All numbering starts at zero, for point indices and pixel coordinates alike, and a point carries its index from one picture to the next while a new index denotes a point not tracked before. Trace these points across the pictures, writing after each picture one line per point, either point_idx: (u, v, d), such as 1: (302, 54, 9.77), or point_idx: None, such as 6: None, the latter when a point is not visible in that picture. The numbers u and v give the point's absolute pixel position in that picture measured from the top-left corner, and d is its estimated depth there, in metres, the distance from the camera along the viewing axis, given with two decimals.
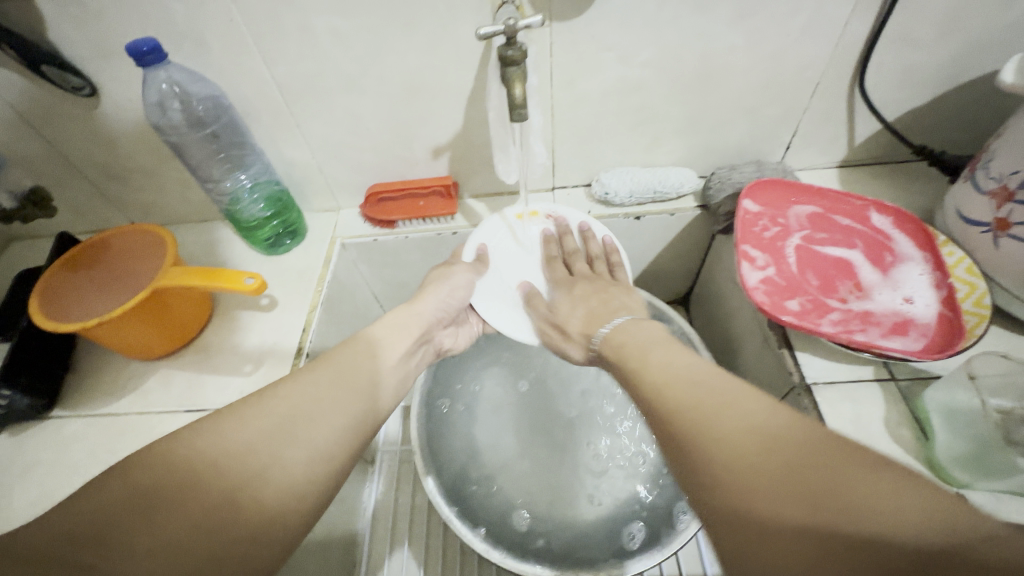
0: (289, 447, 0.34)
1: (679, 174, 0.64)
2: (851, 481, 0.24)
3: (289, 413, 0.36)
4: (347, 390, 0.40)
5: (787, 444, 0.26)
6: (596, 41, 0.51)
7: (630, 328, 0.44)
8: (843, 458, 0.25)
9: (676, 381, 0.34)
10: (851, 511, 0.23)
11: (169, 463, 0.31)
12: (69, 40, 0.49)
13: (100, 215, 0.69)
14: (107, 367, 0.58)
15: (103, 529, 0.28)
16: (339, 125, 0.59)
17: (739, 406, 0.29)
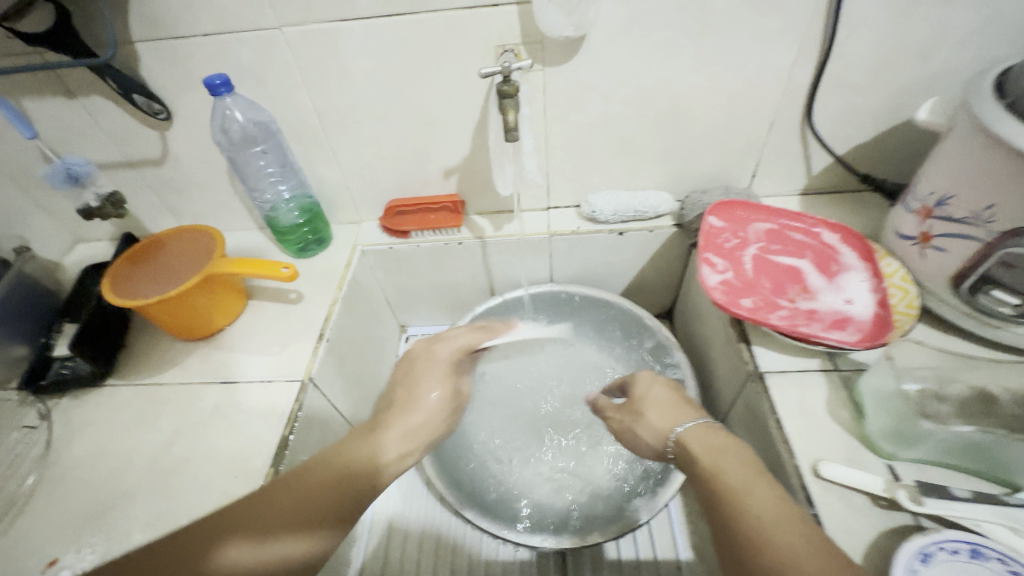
0: (282, 513, 0.39)
1: (657, 197, 0.73)
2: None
3: (290, 492, 0.40)
4: (351, 478, 0.43)
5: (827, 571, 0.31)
6: (581, 82, 0.62)
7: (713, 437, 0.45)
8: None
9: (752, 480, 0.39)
10: None
11: (179, 540, 0.35)
12: (156, 75, 0.61)
13: (156, 221, 0.80)
14: (155, 346, 0.67)
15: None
16: (366, 148, 0.70)
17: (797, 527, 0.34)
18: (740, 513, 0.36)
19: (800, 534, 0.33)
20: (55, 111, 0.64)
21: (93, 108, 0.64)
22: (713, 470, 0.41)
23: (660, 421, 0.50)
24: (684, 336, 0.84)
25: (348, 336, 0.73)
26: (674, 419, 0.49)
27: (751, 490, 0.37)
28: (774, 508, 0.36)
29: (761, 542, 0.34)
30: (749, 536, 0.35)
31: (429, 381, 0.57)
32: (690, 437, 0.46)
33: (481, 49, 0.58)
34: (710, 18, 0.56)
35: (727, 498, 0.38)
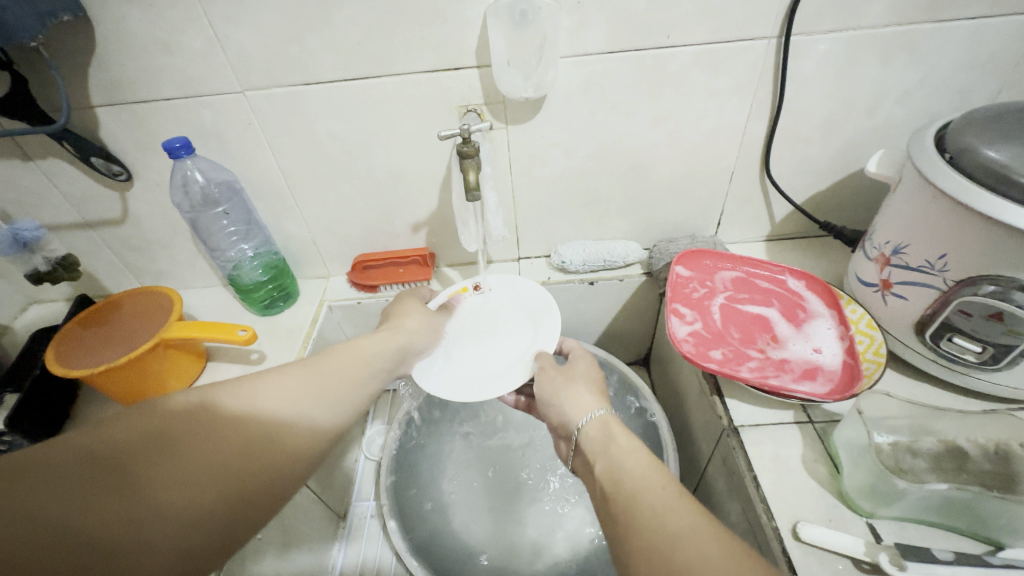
0: (291, 410, 0.39)
1: (625, 246, 0.74)
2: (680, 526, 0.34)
3: (290, 394, 0.40)
4: (338, 388, 0.44)
5: (661, 499, 0.37)
6: (544, 139, 0.63)
7: (608, 436, 0.45)
8: (691, 512, 0.35)
9: (620, 459, 0.42)
10: (665, 546, 0.33)
11: (189, 413, 0.35)
12: (116, 138, 0.60)
13: (116, 280, 0.78)
14: (104, 416, 0.64)
15: (122, 461, 0.31)
16: (333, 206, 0.70)
17: (651, 476, 0.39)
18: (638, 512, 0.37)
19: (689, 512, 0.35)
20: (9, 174, 0.62)
21: (51, 170, 0.63)
22: (609, 468, 0.42)
23: (572, 412, 0.50)
24: (661, 386, 0.83)
25: None
26: (583, 408, 0.49)
27: (646, 483, 0.38)
28: (671, 498, 0.36)
29: (666, 544, 0.33)
30: (644, 516, 0.36)
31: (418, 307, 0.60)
32: (593, 431, 0.46)
33: (444, 109, 0.60)
34: (663, 78, 0.58)
35: (620, 490, 0.39)
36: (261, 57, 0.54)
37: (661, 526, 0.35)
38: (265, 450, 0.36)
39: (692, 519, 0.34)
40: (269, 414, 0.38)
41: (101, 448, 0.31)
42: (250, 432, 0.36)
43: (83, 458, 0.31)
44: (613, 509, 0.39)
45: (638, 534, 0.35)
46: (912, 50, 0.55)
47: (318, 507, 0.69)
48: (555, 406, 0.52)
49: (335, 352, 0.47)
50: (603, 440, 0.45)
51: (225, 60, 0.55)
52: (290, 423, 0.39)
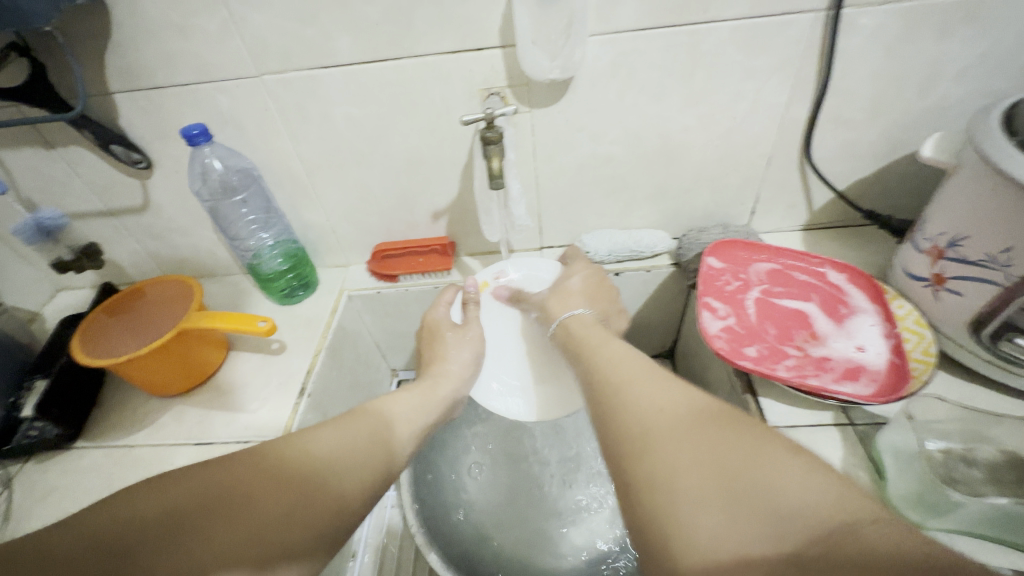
0: (317, 477, 0.36)
1: (652, 236, 0.71)
2: (627, 372, 0.39)
3: (319, 463, 0.36)
4: (372, 454, 0.40)
5: (617, 362, 0.41)
6: (570, 124, 0.60)
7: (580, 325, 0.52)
8: (645, 366, 0.39)
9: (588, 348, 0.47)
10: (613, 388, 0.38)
11: (205, 488, 0.32)
12: (135, 125, 0.60)
13: (139, 268, 0.78)
14: (129, 404, 0.64)
15: (131, 548, 0.29)
16: (351, 193, 0.68)
17: (616, 350, 0.44)
18: (595, 373, 0.41)
19: (639, 366, 0.40)
20: (33, 162, 0.62)
21: (72, 158, 0.62)
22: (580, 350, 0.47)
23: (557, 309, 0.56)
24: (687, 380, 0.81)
25: (333, 388, 0.69)
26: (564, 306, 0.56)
27: (607, 355, 0.43)
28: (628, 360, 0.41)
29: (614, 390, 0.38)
30: (601, 372, 0.41)
31: (456, 346, 0.59)
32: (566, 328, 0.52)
33: (465, 93, 0.57)
34: (699, 57, 0.54)
35: (587, 361, 0.44)
36: (276, 39, 0.53)
37: (612, 373, 0.40)
38: (288, 519, 0.33)
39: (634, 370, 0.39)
40: (294, 481, 0.34)
41: (109, 536, 0.29)
42: (271, 503, 0.33)
43: (89, 549, 0.28)
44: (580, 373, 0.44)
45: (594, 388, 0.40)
46: (977, 21, 0.50)
47: None
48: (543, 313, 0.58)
49: (362, 413, 0.44)
50: (563, 335, 0.52)
51: (240, 43, 0.53)
52: (318, 490, 0.35)
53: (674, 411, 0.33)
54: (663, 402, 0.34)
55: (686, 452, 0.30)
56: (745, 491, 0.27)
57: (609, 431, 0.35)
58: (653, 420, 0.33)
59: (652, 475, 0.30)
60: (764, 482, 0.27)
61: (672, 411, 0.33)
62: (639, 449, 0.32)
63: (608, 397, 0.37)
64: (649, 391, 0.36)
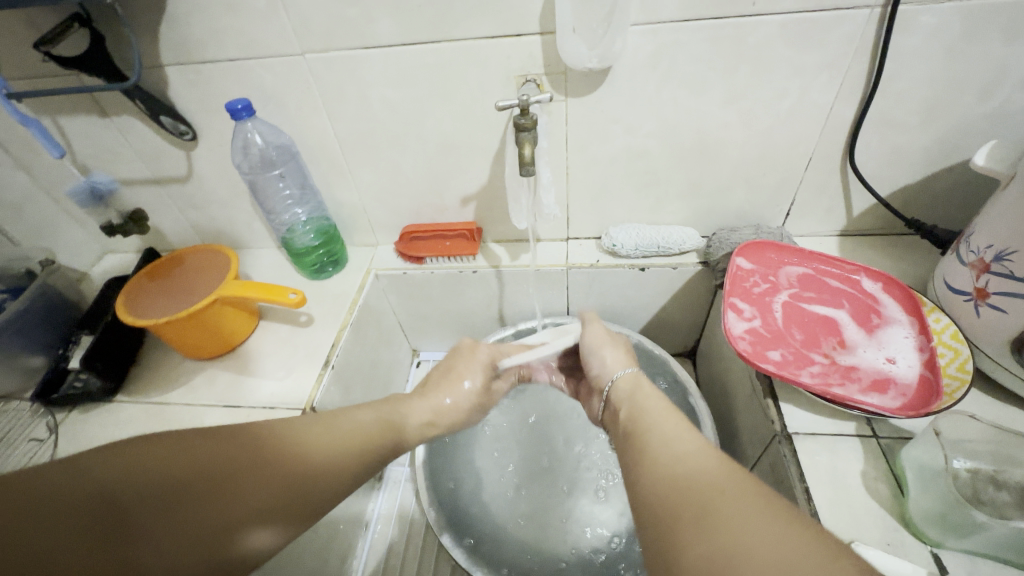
0: (300, 466, 0.38)
1: (681, 233, 0.70)
2: (684, 446, 0.38)
3: (305, 450, 0.39)
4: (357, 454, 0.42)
5: (673, 431, 0.40)
6: (604, 114, 0.60)
7: (632, 388, 0.50)
8: (699, 440, 0.38)
9: (644, 410, 0.46)
10: (666, 463, 0.37)
11: (198, 459, 0.33)
12: (183, 97, 0.62)
13: (179, 236, 0.82)
14: (165, 364, 0.67)
15: (125, 505, 0.29)
16: (384, 174, 0.70)
17: (671, 418, 0.43)
18: (651, 444, 0.40)
19: (694, 440, 0.38)
20: (88, 129, 0.66)
21: (124, 127, 0.65)
22: (634, 411, 0.47)
23: (611, 363, 0.55)
24: (707, 381, 0.80)
25: (356, 363, 0.71)
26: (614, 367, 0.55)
27: (662, 423, 0.42)
28: (680, 432, 0.40)
29: (669, 464, 0.37)
30: (652, 443, 0.40)
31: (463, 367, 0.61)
32: (624, 385, 0.52)
33: (501, 78, 0.57)
34: (743, 51, 0.53)
35: (641, 425, 0.44)
36: (320, 18, 0.54)
37: (667, 446, 0.39)
38: (273, 500, 0.35)
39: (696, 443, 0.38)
40: (278, 464, 0.37)
41: (104, 491, 0.29)
42: (257, 484, 0.35)
43: (87, 495, 0.29)
44: (629, 445, 0.43)
45: (649, 462, 0.38)
46: None
47: None
48: (593, 355, 0.58)
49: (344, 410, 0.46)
50: (631, 387, 0.51)
51: (286, 21, 0.54)
52: (301, 474, 0.38)
53: (735, 493, 0.31)
54: (721, 481, 0.33)
55: (749, 537, 0.28)
56: None
57: (662, 522, 0.33)
58: (710, 495, 0.32)
59: (709, 556, 0.28)
60: None
61: (734, 493, 0.31)
62: (691, 537, 0.30)
63: (662, 476, 0.36)
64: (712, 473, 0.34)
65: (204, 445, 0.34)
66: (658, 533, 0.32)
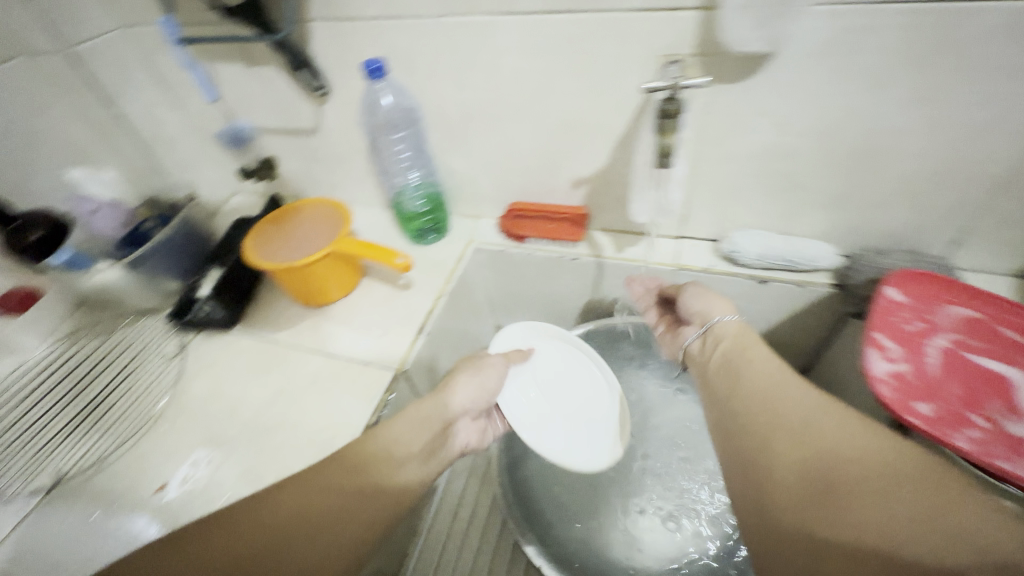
0: (317, 518, 0.40)
1: (817, 247, 0.62)
2: (785, 389, 0.43)
3: (317, 501, 0.41)
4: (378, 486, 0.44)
5: (774, 375, 0.45)
6: (754, 106, 0.53)
7: (730, 330, 0.53)
8: (802, 386, 0.43)
9: (739, 351, 0.50)
10: (771, 405, 0.43)
11: (205, 544, 0.37)
12: (321, 53, 0.64)
13: (299, 186, 0.87)
14: (277, 304, 0.72)
15: None
16: (499, 147, 0.68)
17: (765, 360, 0.48)
18: (749, 386, 0.46)
19: (799, 385, 0.44)
20: (236, 77, 0.70)
21: (266, 78, 0.69)
22: (727, 356, 0.51)
23: (716, 308, 0.56)
24: None
25: (447, 332, 0.72)
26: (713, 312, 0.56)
27: (760, 365, 0.47)
28: (777, 376, 0.45)
29: (776, 405, 0.42)
30: (753, 383, 0.46)
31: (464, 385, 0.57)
32: (729, 327, 0.53)
33: (644, 57, 0.52)
34: (949, 44, 0.44)
35: (736, 369, 0.49)
36: None
37: (769, 388, 0.44)
38: (289, 553, 0.38)
39: (790, 380, 0.44)
40: (291, 529, 0.39)
41: None
42: (274, 549, 0.38)
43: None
44: (726, 379, 0.49)
45: (750, 399, 0.45)
46: None
47: None
48: (697, 299, 0.58)
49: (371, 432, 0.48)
50: (735, 332, 0.52)
51: None
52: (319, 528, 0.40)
53: (849, 441, 0.37)
54: (829, 423, 0.39)
55: (849, 455, 0.36)
56: (931, 527, 0.30)
57: (775, 446, 0.40)
58: (824, 439, 0.38)
59: (825, 481, 0.35)
60: (944, 520, 0.30)
61: (852, 435, 0.37)
62: (805, 463, 0.37)
63: (765, 410, 0.43)
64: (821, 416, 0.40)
65: (213, 528, 0.38)
66: (766, 458, 0.40)
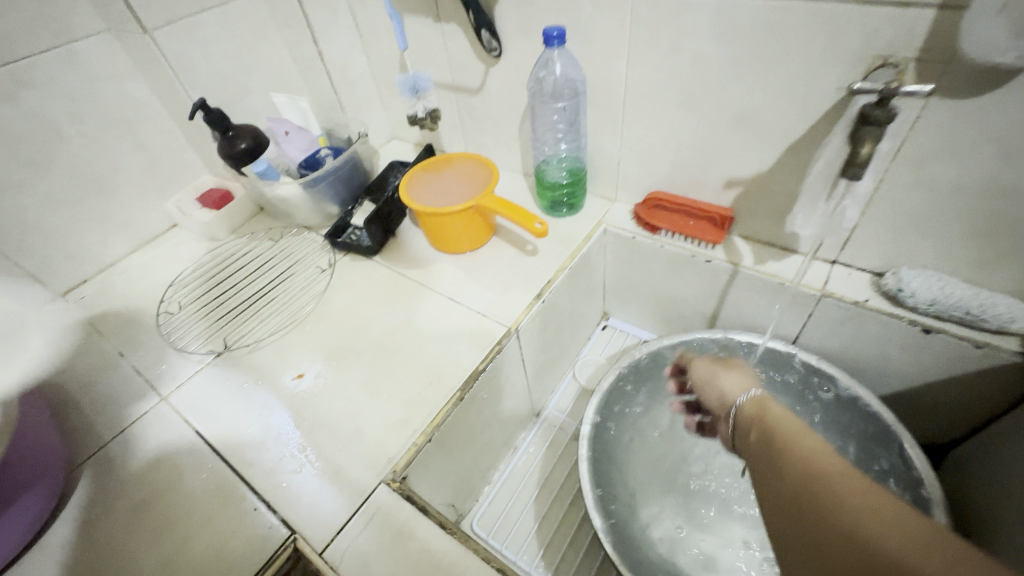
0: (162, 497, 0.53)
1: (1013, 307, 0.52)
2: (821, 461, 0.40)
3: None
4: None
5: (806, 449, 0.42)
6: (978, 129, 0.46)
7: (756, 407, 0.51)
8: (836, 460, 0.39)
9: (778, 426, 0.46)
10: (810, 484, 0.39)
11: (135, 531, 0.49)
12: (505, 15, 0.66)
13: (451, 141, 0.92)
14: (414, 244, 0.78)
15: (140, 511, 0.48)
16: (656, 132, 0.66)
17: (803, 436, 0.44)
18: (787, 461, 0.42)
19: (833, 456, 0.40)
20: (422, 31, 0.76)
21: (449, 34, 0.74)
22: (765, 428, 0.48)
23: (729, 389, 0.56)
24: (951, 494, 0.62)
25: (560, 305, 0.73)
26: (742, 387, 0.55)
27: (799, 438, 0.44)
28: (816, 449, 0.41)
29: (812, 482, 0.39)
30: (791, 457, 0.42)
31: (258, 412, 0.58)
32: (750, 405, 0.52)
33: (852, 57, 0.47)
34: None
35: (772, 444, 0.45)
36: None
37: (802, 464, 0.41)
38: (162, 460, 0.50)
39: (841, 467, 0.38)
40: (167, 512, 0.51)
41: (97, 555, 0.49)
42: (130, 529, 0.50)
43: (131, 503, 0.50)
44: (769, 467, 0.44)
45: (788, 477, 0.41)
46: None
47: (526, 400, 0.75)
48: (710, 386, 0.59)
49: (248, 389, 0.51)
50: (761, 406, 0.51)
51: None
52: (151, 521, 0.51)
53: (893, 526, 0.33)
54: (866, 505, 0.35)
55: (887, 531, 0.33)
56: None
57: (818, 538, 0.36)
58: (868, 524, 0.34)
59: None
60: None
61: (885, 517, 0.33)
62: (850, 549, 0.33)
63: (821, 518, 0.36)
64: (858, 496, 0.36)
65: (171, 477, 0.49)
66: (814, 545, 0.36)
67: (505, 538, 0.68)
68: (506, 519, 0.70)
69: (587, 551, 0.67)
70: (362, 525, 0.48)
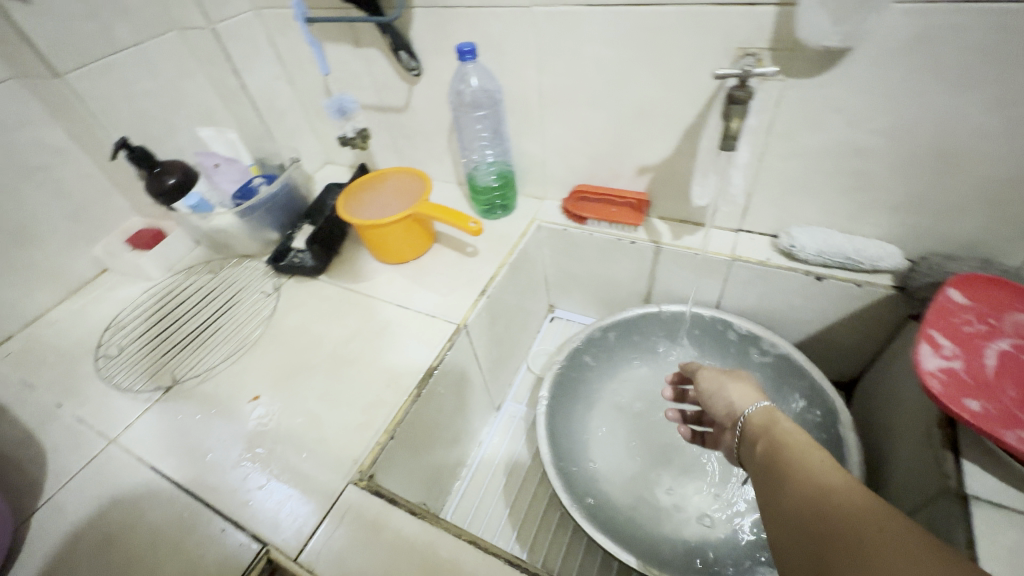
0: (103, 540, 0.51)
1: (880, 248, 0.62)
2: (824, 478, 0.38)
3: None
4: None
5: (808, 464, 0.40)
6: (826, 102, 0.55)
7: (764, 417, 0.49)
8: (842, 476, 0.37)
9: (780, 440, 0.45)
10: (814, 501, 0.37)
11: None
12: (420, 37, 0.71)
13: (385, 159, 0.96)
14: (357, 259, 0.81)
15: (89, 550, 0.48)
16: (572, 132, 0.73)
17: (807, 450, 0.42)
18: (789, 479, 0.40)
19: (838, 473, 0.38)
20: (344, 56, 0.79)
21: (370, 58, 0.77)
22: (768, 442, 0.46)
23: (738, 400, 0.54)
24: (861, 418, 0.71)
25: (505, 299, 0.77)
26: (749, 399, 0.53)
27: (802, 453, 0.42)
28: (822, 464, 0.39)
29: (816, 500, 0.37)
30: (794, 471, 0.40)
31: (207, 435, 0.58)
32: (757, 415, 0.50)
33: (720, 50, 0.55)
34: None
35: (775, 461, 0.43)
36: None
37: (805, 481, 0.39)
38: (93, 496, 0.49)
39: (844, 485, 0.36)
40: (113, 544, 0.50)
41: None
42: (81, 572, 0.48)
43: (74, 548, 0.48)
44: (770, 484, 0.42)
45: (789, 494, 0.39)
46: None
47: (485, 394, 0.78)
48: (718, 396, 0.57)
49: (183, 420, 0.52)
50: (766, 417, 0.49)
51: None
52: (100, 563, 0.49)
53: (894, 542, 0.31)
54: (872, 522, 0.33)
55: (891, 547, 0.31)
56: None
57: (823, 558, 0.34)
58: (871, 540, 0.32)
59: None
60: None
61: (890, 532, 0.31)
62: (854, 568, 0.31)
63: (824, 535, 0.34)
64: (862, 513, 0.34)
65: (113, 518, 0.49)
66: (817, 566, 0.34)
67: (479, 527, 0.71)
68: (478, 510, 0.72)
69: (557, 526, 0.71)
70: (333, 527, 0.50)
